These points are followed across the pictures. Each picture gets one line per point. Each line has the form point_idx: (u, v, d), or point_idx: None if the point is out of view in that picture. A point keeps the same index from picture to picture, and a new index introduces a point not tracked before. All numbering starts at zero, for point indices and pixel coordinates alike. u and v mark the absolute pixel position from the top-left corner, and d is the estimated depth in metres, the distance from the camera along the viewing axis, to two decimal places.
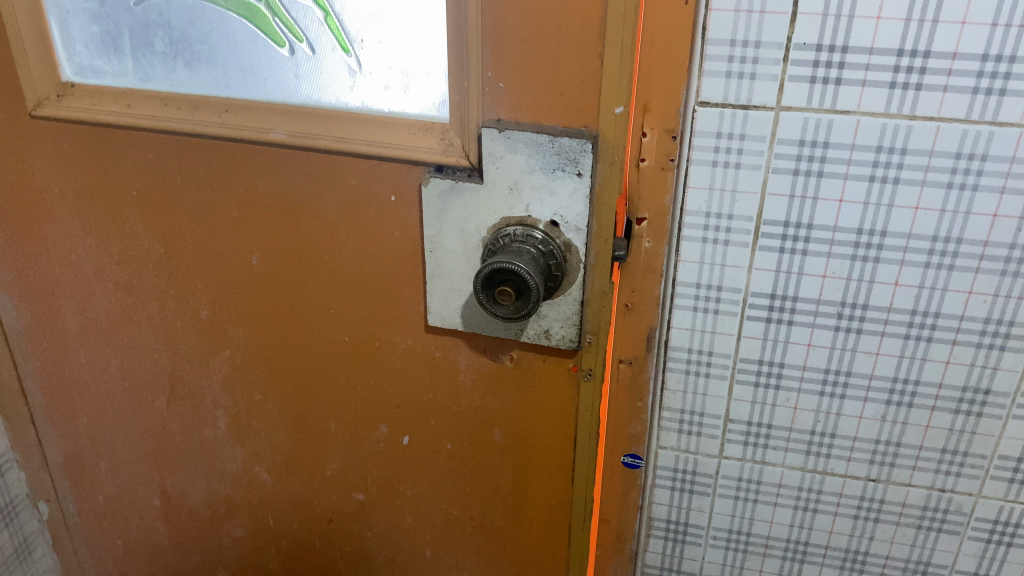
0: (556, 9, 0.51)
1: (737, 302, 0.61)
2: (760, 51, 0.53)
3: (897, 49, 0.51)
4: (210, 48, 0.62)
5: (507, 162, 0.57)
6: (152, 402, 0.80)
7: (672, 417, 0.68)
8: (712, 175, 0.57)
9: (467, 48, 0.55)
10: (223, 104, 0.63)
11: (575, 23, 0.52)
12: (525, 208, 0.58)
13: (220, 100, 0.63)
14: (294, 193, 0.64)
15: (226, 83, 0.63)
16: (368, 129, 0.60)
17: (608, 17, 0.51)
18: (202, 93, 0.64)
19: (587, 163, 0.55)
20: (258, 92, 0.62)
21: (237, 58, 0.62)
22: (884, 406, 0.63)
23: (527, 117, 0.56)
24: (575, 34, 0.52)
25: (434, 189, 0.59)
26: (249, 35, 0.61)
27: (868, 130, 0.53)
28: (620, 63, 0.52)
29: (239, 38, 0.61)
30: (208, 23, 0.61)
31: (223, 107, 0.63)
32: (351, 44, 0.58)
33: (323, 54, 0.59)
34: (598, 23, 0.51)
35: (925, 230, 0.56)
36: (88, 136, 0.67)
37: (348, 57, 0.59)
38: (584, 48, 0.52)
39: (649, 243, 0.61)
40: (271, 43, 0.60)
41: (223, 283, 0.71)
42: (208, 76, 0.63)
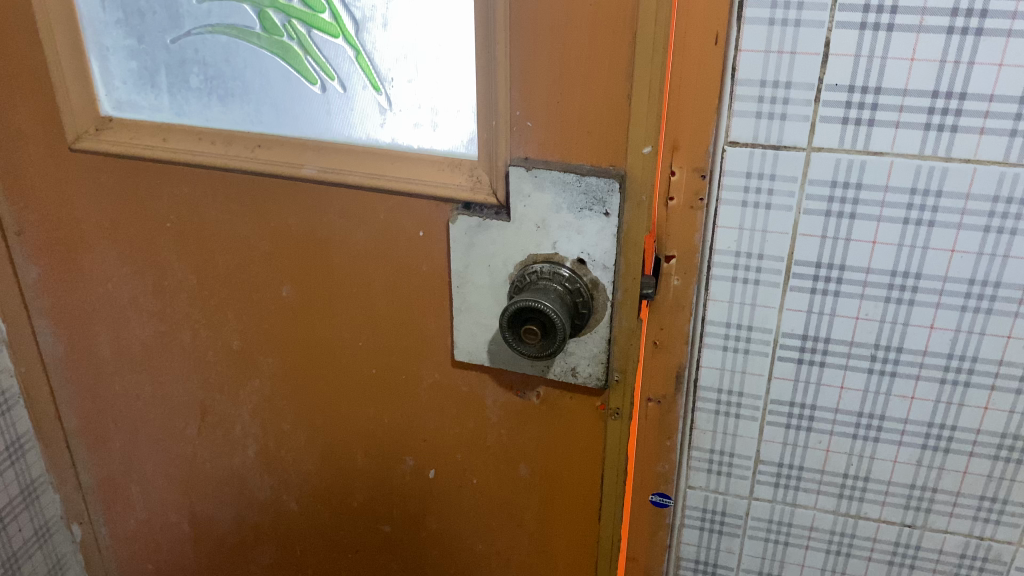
0: (584, 50, 0.51)
1: (768, 342, 0.60)
2: (791, 91, 0.52)
3: (932, 91, 0.50)
4: (243, 85, 0.63)
5: (535, 200, 0.56)
6: (183, 428, 0.81)
7: (701, 456, 0.67)
8: (742, 214, 0.57)
9: (495, 87, 0.55)
10: (256, 139, 0.64)
11: (603, 63, 0.51)
12: (552, 245, 0.58)
13: (253, 136, 0.64)
14: (324, 227, 0.65)
15: (258, 118, 0.64)
16: (398, 165, 0.60)
17: (636, 58, 0.51)
18: (235, 128, 0.65)
19: (614, 203, 0.54)
20: (290, 127, 0.63)
21: (270, 95, 0.63)
22: (919, 451, 0.61)
23: (555, 156, 0.56)
24: (604, 75, 0.52)
25: (462, 226, 0.59)
26: (281, 73, 0.62)
27: (902, 171, 0.52)
28: (649, 103, 0.52)
29: (272, 75, 0.62)
30: (242, 60, 0.62)
31: (255, 142, 0.64)
32: (381, 82, 0.59)
33: (354, 91, 0.60)
34: (626, 64, 0.51)
35: (962, 273, 0.54)
36: (127, 169, 0.69)
37: (378, 94, 0.60)
38: (612, 89, 0.52)
39: (677, 280, 0.60)
40: (304, 80, 0.61)
41: (254, 314, 0.72)
42: (241, 112, 0.64)
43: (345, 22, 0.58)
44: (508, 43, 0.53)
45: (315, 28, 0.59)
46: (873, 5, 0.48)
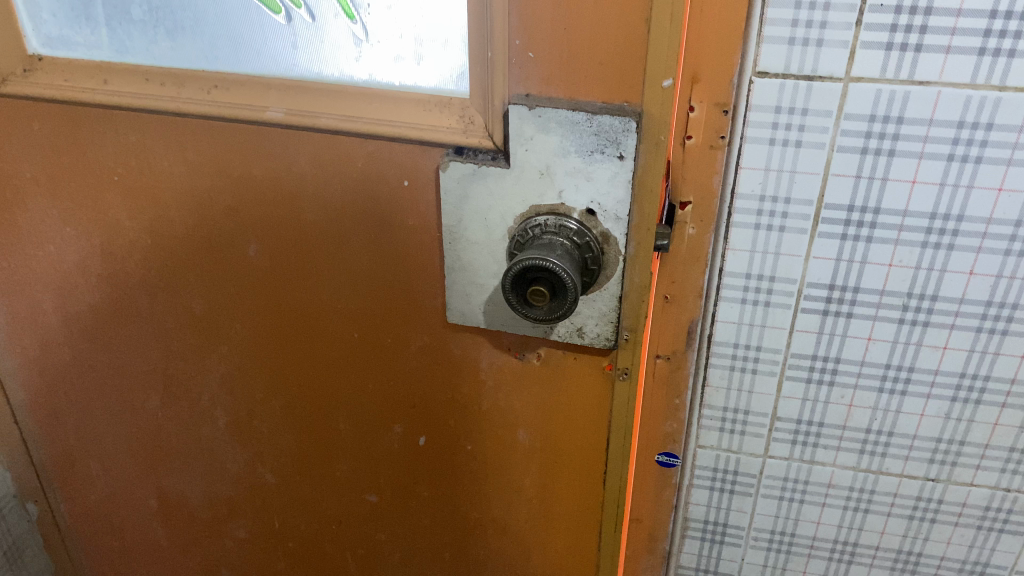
0: None
1: (791, 294, 0.56)
2: (828, 14, 0.46)
3: (990, 11, 0.44)
4: (194, 16, 0.55)
5: (539, 143, 0.50)
6: (144, 400, 0.75)
7: (713, 415, 0.63)
8: (769, 153, 0.51)
9: (490, 13, 0.47)
10: (211, 79, 0.56)
11: None
12: (557, 194, 0.51)
13: (208, 75, 0.56)
14: (295, 179, 0.57)
15: (213, 55, 0.56)
16: (377, 105, 0.53)
17: None
18: (187, 66, 0.57)
19: (630, 145, 0.48)
20: (249, 64, 0.55)
21: (225, 26, 0.55)
22: (948, 404, 0.57)
23: (560, 93, 0.49)
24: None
25: (454, 175, 0.53)
26: (238, 1, 0.54)
27: (949, 103, 0.47)
28: (670, 29, 0.45)
29: (227, 4, 0.54)
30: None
31: (211, 82, 0.56)
32: (356, 9, 0.51)
33: (324, 20, 0.52)
34: None
35: (1008, 215, 0.50)
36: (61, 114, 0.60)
37: (353, 24, 0.52)
38: (629, 12, 0.45)
39: (692, 229, 0.55)
40: (265, 9, 0.53)
41: (218, 276, 0.64)
42: (193, 48, 0.56)
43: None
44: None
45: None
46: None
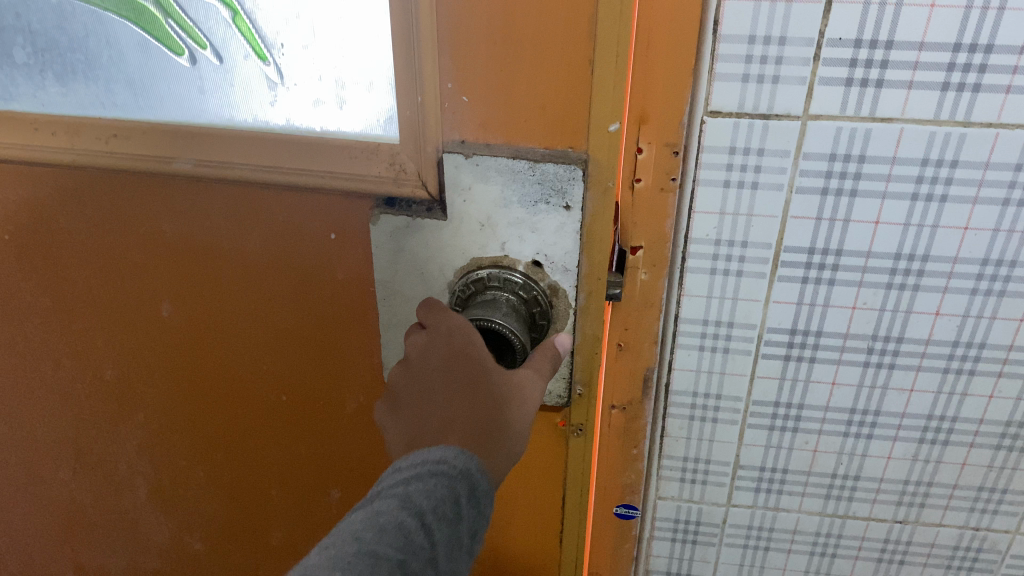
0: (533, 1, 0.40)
1: (751, 340, 0.52)
2: (785, 49, 0.43)
3: (953, 44, 0.41)
4: (87, 58, 0.50)
5: (478, 194, 0.46)
6: (54, 471, 0.68)
7: (673, 465, 0.59)
8: (724, 196, 0.48)
9: (417, 53, 0.42)
10: (109, 127, 0.50)
11: (557, 17, 0.40)
12: (500, 246, 0.47)
13: (105, 123, 0.50)
14: (209, 233, 0.52)
15: (111, 100, 0.51)
16: (297, 153, 0.47)
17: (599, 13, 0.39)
18: (80, 114, 0.51)
19: (577, 194, 0.44)
20: (151, 110, 0.50)
21: (124, 70, 0.50)
22: (915, 446, 0.55)
23: (499, 138, 0.44)
24: (560, 33, 0.40)
25: (386, 229, 0.48)
26: (138, 42, 0.48)
27: (913, 140, 0.44)
28: (615, 69, 0.41)
29: (122, 45, 0.49)
30: (82, 25, 0.49)
31: (109, 131, 0.50)
32: (268, 49, 0.47)
33: (233, 62, 0.47)
34: (589, 19, 0.40)
35: (974, 253, 0.47)
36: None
37: (266, 65, 0.47)
38: (571, 51, 0.41)
39: (645, 274, 0.51)
40: (167, 51, 0.48)
41: (130, 338, 0.58)
42: (86, 93, 0.51)
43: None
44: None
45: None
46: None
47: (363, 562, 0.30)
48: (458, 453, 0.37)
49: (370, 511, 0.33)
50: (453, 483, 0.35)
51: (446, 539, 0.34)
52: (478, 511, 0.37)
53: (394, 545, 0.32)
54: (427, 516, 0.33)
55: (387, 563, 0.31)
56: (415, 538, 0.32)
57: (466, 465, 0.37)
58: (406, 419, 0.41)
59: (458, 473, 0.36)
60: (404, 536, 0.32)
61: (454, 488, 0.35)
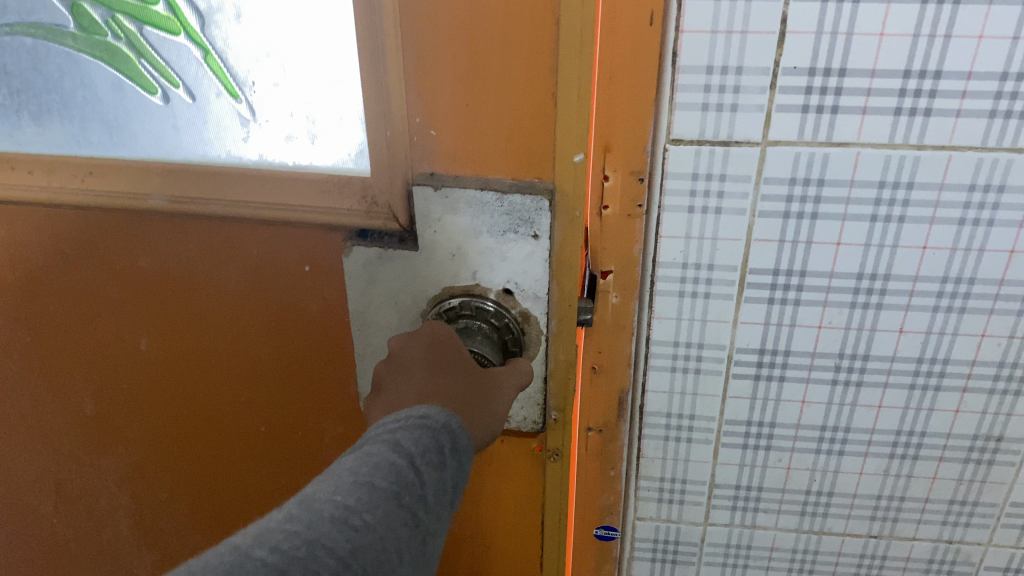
0: (497, 38, 0.41)
1: (721, 360, 0.53)
2: (741, 78, 0.44)
3: (903, 71, 0.43)
4: (62, 97, 0.51)
5: (447, 225, 0.47)
6: (36, 506, 0.68)
7: (650, 485, 0.60)
8: (688, 221, 0.49)
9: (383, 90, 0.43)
10: (85, 165, 0.51)
11: (521, 53, 0.41)
12: (472, 275, 0.48)
13: (80, 161, 0.51)
14: (186, 267, 0.52)
15: (86, 140, 0.52)
16: (271, 188, 0.48)
17: (561, 50, 0.41)
18: (56, 153, 0.52)
19: (545, 223, 0.45)
20: (126, 148, 0.51)
21: (98, 109, 0.51)
22: (886, 461, 0.56)
23: (467, 169, 0.45)
24: (521, 69, 0.42)
25: (359, 260, 0.49)
26: (113, 82, 0.50)
27: (869, 164, 0.45)
28: (578, 103, 0.42)
29: (98, 84, 0.50)
30: (57, 66, 0.50)
31: (84, 168, 0.51)
32: (241, 87, 0.48)
33: (206, 101, 0.49)
34: (552, 55, 0.41)
35: (934, 271, 0.48)
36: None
37: (238, 103, 0.49)
38: (535, 86, 0.42)
39: (616, 298, 0.52)
40: (142, 90, 0.50)
41: (108, 372, 0.59)
42: (62, 132, 0.52)
43: (186, 15, 0.47)
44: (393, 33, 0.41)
45: (147, 24, 0.47)
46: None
47: (362, 489, 0.29)
48: (440, 410, 0.36)
49: (358, 454, 0.32)
50: (437, 433, 0.35)
51: (435, 481, 0.33)
52: (459, 466, 0.36)
53: (389, 478, 0.30)
54: (416, 457, 0.32)
55: (383, 492, 0.30)
56: (406, 473, 0.31)
57: (447, 421, 0.36)
58: (388, 399, 0.40)
59: (442, 427, 0.35)
60: (396, 470, 0.31)
61: (438, 438, 0.35)
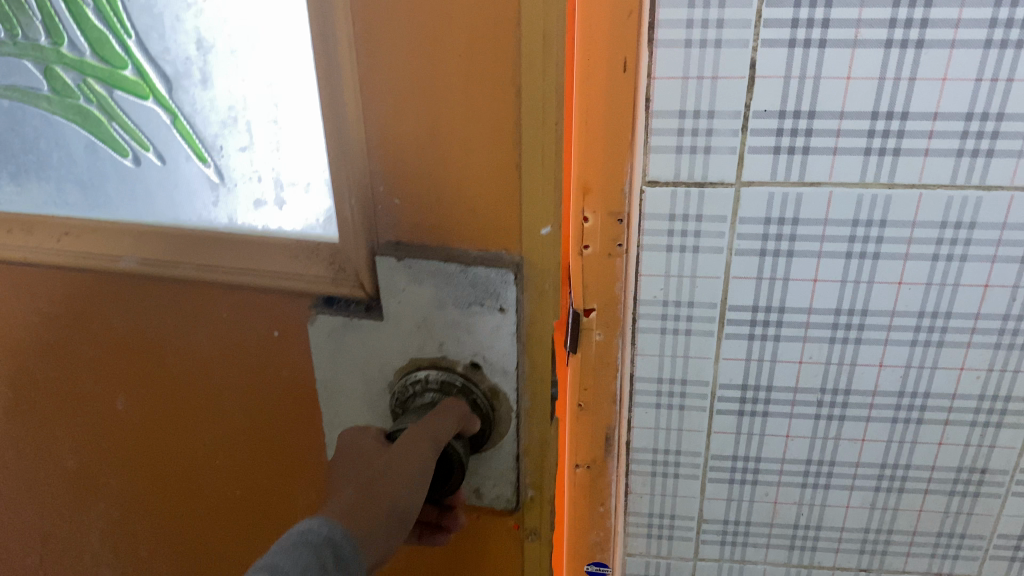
0: (459, 111, 0.41)
1: (705, 396, 0.54)
2: (714, 122, 0.45)
3: (871, 112, 0.43)
4: (38, 158, 0.54)
5: (412, 296, 0.46)
6: (22, 559, 0.67)
7: (639, 521, 0.60)
8: (667, 260, 0.49)
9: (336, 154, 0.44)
10: (62, 226, 0.53)
11: (483, 126, 0.42)
12: (438, 346, 0.48)
13: (58, 222, 0.53)
14: (158, 331, 0.53)
15: (62, 199, 0.54)
16: (240, 252, 0.49)
17: (523, 126, 0.41)
18: (33, 211, 0.55)
19: (510, 296, 0.45)
20: (100, 208, 0.54)
21: (74, 170, 0.54)
22: (872, 494, 0.56)
23: (433, 239, 0.46)
24: (477, 144, 0.42)
25: (323, 328, 0.49)
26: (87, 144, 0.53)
27: (842, 203, 0.46)
28: (542, 172, 0.42)
29: (74, 146, 0.53)
30: (35, 127, 0.54)
31: (61, 229, 0.53)
32: (208, 151, 0.51)
33: (175, 165, 0.52)
34: (514, 130, 0.41)
35: (910, 306, 0.49)
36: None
37: (205, 167, 0.51)
38: (498, 159, 0.42)
39: (599, 335, 0.52)
40: (111, 151, 0.53)
41: (86, 431, 0.59)
42: (39, 191, 0.55)
43: (154, 81, 0.50)
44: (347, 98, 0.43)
45: (117, 89, 0.50)
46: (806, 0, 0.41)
47: None
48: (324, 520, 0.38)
49: None
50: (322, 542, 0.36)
51: None
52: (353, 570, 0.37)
53: None
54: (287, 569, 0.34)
55: None
56: None
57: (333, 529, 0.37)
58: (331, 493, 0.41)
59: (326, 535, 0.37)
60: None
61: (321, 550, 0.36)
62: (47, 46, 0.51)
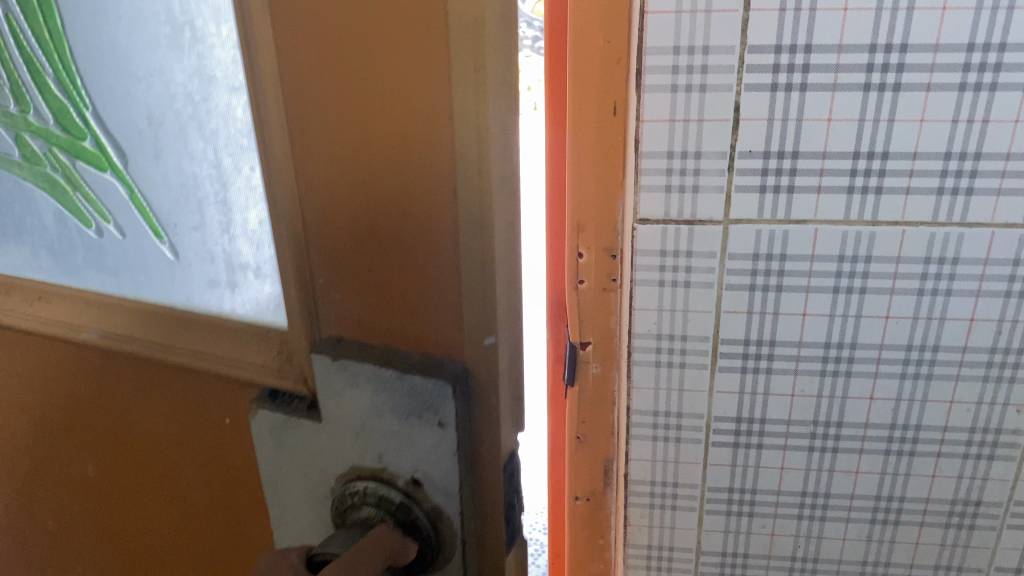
0: (387, 205, 0.36)
1: (700, 429, 0.55)
2: (701, 161, 0.46)
3: (852, 152, 0.45)
4: (37, 224, 0.57)
5: (347, 398, 0.41)
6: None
7: (639, 553, 0.61)
8: (660, 295, 0.51)
9: (288, 244, 0.40)
10: (35, 291, 0.57)
11: (416, 222, 0.36)
12: (378, 457, 0.41)
13: (32, 287, 0.57)
14: (114, 409, 0.55)
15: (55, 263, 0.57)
16: (188, 332, 0.50)
17: (461, 226, 0.35)
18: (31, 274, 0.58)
19: (449, 411, 0.38)
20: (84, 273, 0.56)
21: (66, 232, 0.56)
22: (869, 526, 0.57)
23: (366, 337, 0.40)
24: (421, 238, 0.36)
25: (263, 423, 0.45)
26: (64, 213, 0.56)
27: (827, 239, 0.48)
28: (481, 270, 0.35)
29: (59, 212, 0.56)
30: (12, 194, 0.58)
31: (34, 294, 0.57)
32: (163, 229, 0.51)
33: (133, 236, 0.53)
34: (449, 231, 0.35)
35: (899, 339, 0.50)
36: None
37: (161, 243, 0.52)
38: (435, 259, 0.36)
39: (596, 368, 0.54)
40: (79, 222, 0.55)
41: (73, 485, 0.61)
42: (40, 257, 0.58)
43: (110, 155, 0.50)
44: (285, 184, 0.38)
45: (79, 159, 0.52)
46: (785, 46, 0.43)
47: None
48: None
49: None
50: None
51: None
52: None
53: None
54: None
55: None
56: None
57: None
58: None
59: None
60: None
61: None
62: (16, 113, 0.53)
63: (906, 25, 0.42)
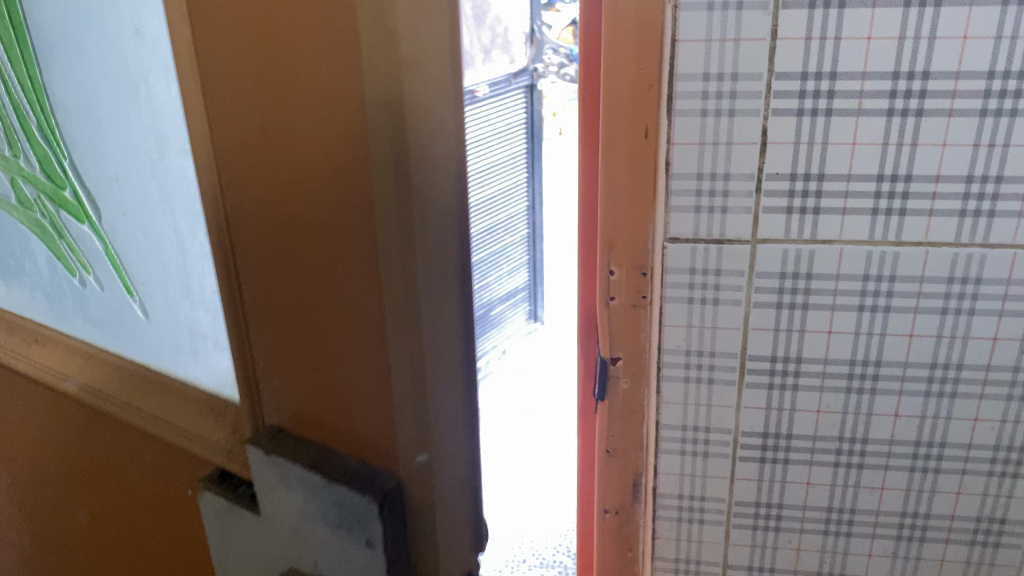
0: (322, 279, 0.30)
1: (727, 444, 0.55)
2: (729, 183, 0.46)
3: (877, 175, 0.45)
4: (17, 265, 0.50)
5: (281, 495, 0.34)
6: None
7: (666, 566, 0.60)
8: (688, 312, 0.51)
9: (230, 328, 0.34)
10: (34, 332, 0.50)
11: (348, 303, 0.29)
12: (314, 563, 0.34)
13: (31, 327, 0.50)
14: (97, 463, 0.50)
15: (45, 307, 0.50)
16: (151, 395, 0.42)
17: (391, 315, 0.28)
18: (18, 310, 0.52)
19: (377, 530, 0.31)
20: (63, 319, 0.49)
21: (40, 279, 0.49)
22: (894, 543, 0.55)
23: (312, 434, 0.33)
24: (354, 325, 0.30)
25: (210, 506, 0.38)
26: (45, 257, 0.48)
27: (852, 259, 0.47)
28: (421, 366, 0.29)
29: (39, 256, 0.48)
30: (10, 234, 0.49)
31: (33, 336, 0.50)
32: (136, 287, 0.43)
33: (113, 292, 0.44)
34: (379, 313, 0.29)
35: (923, 356, 0.49)
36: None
37: (133, 301, 0.43)
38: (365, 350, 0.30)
39: (626, 384, 0.55)
40: (66, 270, 0.47)
41: (63, 532, 0.57)
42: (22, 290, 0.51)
43: (87, 206, 0.42)
44: (226, 250, 0.32)
45: (62, 209, 0.44)
46: (810, 74, 0.43)
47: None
48: None
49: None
50: None
51: None
52: None
53: None
54: None
55: None
56: None
57: None
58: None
59: None
60: None
61: None
62: (8, 157, 0.44)
63: (929, 53, 0.41)
